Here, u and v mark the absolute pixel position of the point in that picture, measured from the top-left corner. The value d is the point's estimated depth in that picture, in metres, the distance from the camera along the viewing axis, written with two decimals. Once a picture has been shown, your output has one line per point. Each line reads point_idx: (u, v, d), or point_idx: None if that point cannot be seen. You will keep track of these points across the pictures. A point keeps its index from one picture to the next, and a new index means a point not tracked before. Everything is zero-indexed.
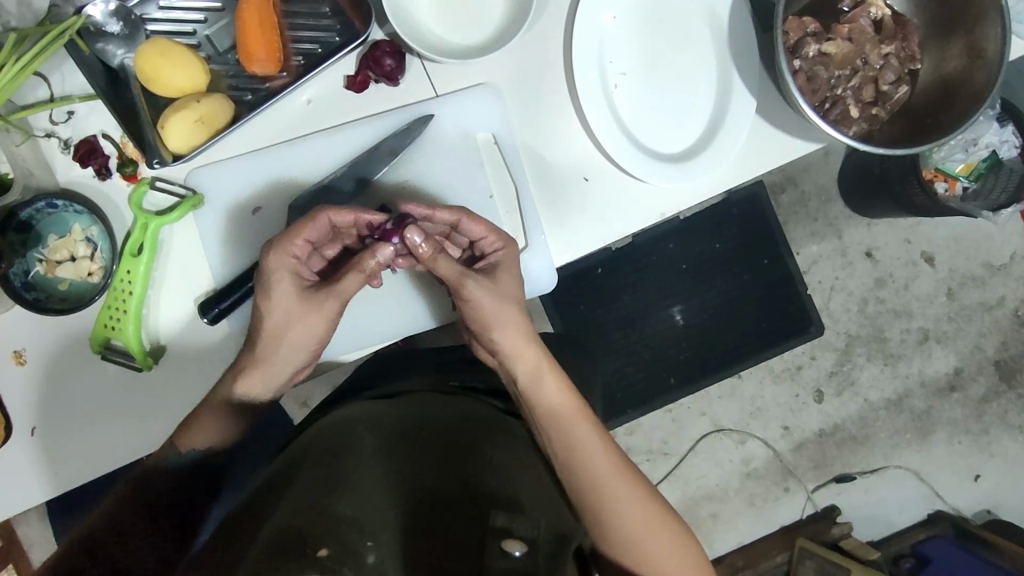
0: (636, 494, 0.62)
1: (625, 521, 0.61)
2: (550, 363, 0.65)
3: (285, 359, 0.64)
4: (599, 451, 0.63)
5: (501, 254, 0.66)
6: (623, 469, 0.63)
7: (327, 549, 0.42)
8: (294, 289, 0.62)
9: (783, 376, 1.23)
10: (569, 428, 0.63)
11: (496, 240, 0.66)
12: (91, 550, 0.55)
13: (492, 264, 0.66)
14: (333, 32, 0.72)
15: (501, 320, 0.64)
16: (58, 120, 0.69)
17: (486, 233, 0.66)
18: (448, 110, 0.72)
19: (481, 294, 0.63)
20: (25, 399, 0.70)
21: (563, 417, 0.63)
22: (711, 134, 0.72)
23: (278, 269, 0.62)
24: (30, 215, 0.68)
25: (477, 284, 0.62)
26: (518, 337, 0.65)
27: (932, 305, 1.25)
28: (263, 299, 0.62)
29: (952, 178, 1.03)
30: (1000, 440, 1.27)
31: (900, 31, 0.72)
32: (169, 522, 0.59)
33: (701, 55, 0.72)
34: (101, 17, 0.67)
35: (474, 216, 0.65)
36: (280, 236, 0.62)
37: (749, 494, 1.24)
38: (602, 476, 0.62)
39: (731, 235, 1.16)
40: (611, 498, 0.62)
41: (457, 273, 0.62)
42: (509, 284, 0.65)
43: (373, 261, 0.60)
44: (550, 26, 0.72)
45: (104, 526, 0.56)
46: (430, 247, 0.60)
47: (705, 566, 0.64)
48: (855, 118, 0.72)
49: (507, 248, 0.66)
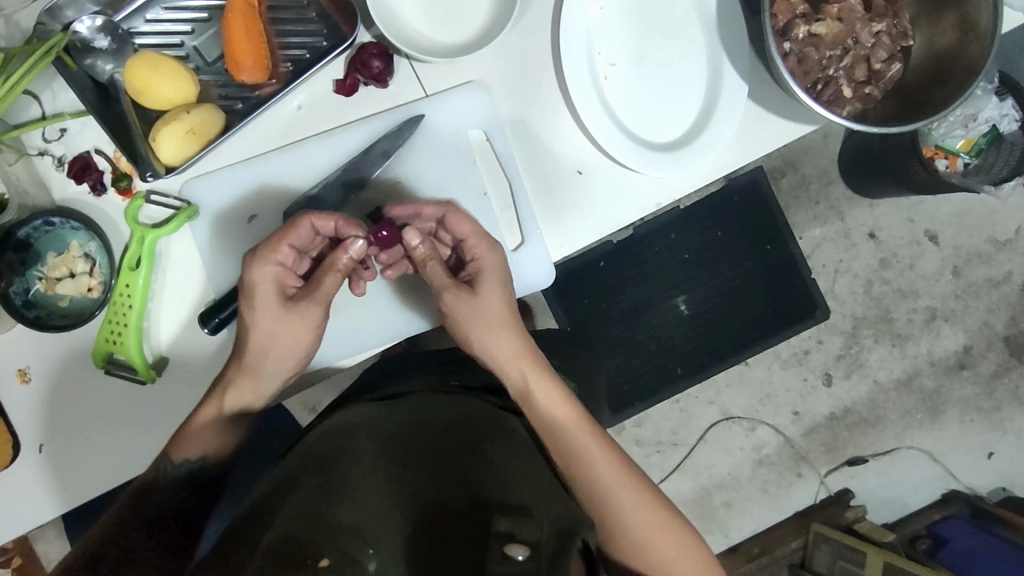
0: (640, 501, 0.62)
1: (633, 528, 0.61)
2: (545, 369, 0.66)
3: (264, 362, 0.64)
4: (602, 460, 0.63)
5: (482, 260, 0.67)
6: (627, 478, 0.63)
7: (328, 559, 0.42)
8: (278, 301, 0.62)
9: (791, 361, 1.23)
10: (572, 434, 0.63)
11: (478, 244, 0.67)
12: (94, 564, 0.53)
13: (472, 273, 0.68)
14: (321, 37, 0.71)
15: (493, 324, 0.65)
16: (51, 137, 0.69)
17: (470, 233, 0.67)
18: (440, 109, 0.72)
19: (457, 306, 0.66)
20: (31, 416, 0.71)
21: (563, 427, 0.63)
22: (704, 120, 0.72)
23: (264, 277, 0.62)
24: (28, 233, 0.69)
25: (457, 301, 0.65)
26: (516, 341, 0.66)
27: (938, 283, 1.24)
28: (247, 311, 0.63)
29: (952, 155, 1.02)
30: (1013, 417, 1.26)
31: (890, 8, 0.71)
32: (171, 538, 0.58)
33: (690, 43, 0.71)
34: (88, 32, 0.67)
35: (459, 212, 0.67)
36: (264, 243, 0.62)
37: (762, 480, 1.24)
38: (607, 483, 0.62)
39: (731, 222, 1.15)
40: (616, 503, 0.61)
41: (444, 282, 0.65)
42: (493, 296, 0.66)
43: (345, 257, 0.61)
44: (537, 20, 0.71)
45: (103, 539, 0.56)
46: (427, 248, 0.64)
47: (713, 567, 0.64)
48: (848, 98, 0.72)
49: (489, 252, 0.67)
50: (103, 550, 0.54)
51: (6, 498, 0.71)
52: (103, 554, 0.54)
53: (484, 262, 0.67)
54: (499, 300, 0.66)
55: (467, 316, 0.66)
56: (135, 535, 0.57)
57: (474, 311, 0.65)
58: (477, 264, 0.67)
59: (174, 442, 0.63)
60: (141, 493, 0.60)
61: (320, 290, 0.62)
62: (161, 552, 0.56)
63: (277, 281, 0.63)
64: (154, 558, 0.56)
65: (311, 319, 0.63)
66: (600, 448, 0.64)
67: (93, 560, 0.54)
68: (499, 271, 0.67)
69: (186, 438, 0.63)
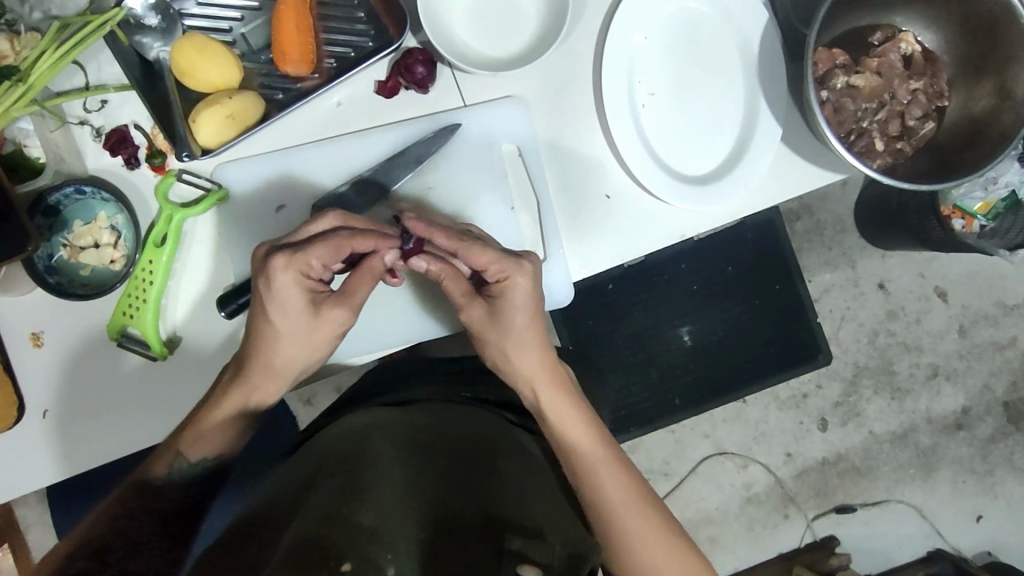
0: (648, 524, 0.63)
1: (638, 548, 0.62)
2: (557, 387, 0.66)
3: (281, 355, 0.63)
4: (611, 479, 0.64)
5: (506, 283, 0.64)
6: (637, 501, 0.64)
7: (350, 564, 0.43)
8: (307, 309, 0.61)
9: (788, 403, 1.23)
10: (578, 453, 0.64)
11: (502, 268, 0.63)
12: (100, 554, 0.55)
13: (495, 292, 0.65)
14: (366, 38, 0.72)
15: (511, 340, 0.65)
16: (91, 108, 0.70)
17: (490, 260, 0.63)
18: (478, 120, 0.73)
19: (478, 313, 0.65)
20: (39, 380, 0.71)
21: (575, 446, 0.64)
22: (736, 159, 0.72)
23: (293, 287, 0.60)
24: (58, 199, 0.69)
25: (478, 315, 0.65)
26: (533, 360, 0.66)
27: (943, 341, 1.24)
28: (274, 313, 0.61)
29: (969, 216, 1.03)
30: (1005, 482, 1.25)
31: (929, 67, 0.73)
32: (178, 531, 0.59)
33: (729, 81, 0.72)
34: (141, 9, 0.68)
35: (475, 244, 0.63)
36: (296, 252, 0.59)
37: (748, 519, 1.24)
38: (616, 502, 0.63)
39: (744, 259, 1.15)
40: (624, 524, 0.63)
41: (463, 296, 0.64)
42: (517, 316, 0.65)
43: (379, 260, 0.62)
44: (580, 43, 0.72)
45: (109, 531, 0.57)
46: (438, 269, 0.63)
47: None
48: (879, 151, 0.72)
49: (513, 277, 0.64)
50: (109, 540, 0.56)
51: (4, 461, 0.71)
52: (109, 542, 0.56)
53: (511, 286, 0.64)
54: (522, 322, 0.65)
55: (487, 330, 0.66)
56: (147, 530, 0.58)
57: (496, 328, 0.65)
58: (501, 286, 0.64)
59: (187, 437, 0.64)
60: (142, 491, 0.61)
61: (354, 296, 0.62)
62: (164, 541, 0.58)
63: (303, 290, 0.60)
64: (156, 548, 0.57)
65: (337, 326, 0.63)
66: (613, 468, 0.64)
67: (97, 549, 0.55)
68: (527, 294, 0.64)
69: (196, 436, 0.64)
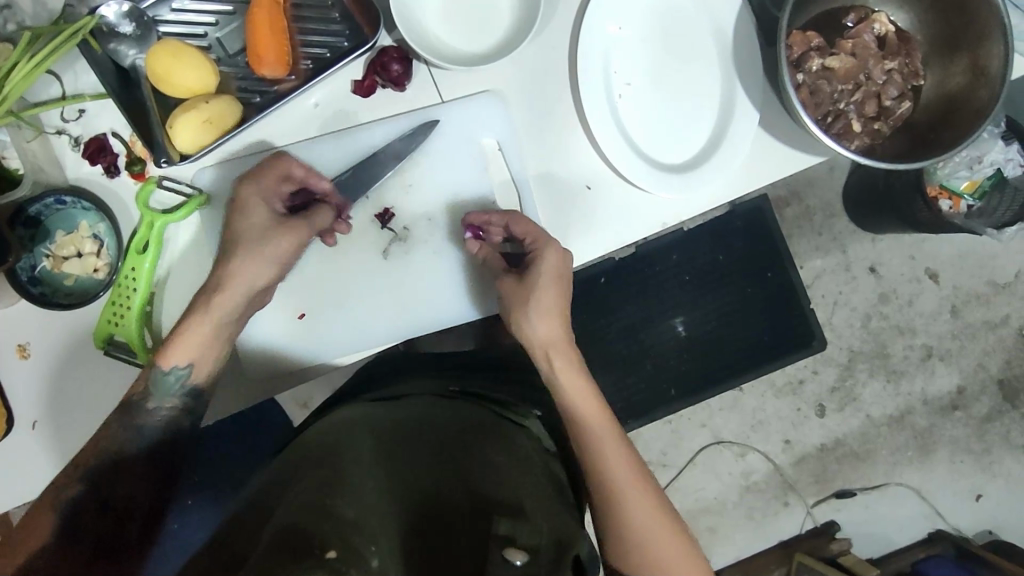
0: (647, 506, 0.62)
1: (635, 527, 0.61)
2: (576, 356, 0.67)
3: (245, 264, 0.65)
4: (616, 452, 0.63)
5: (541, 253, 0.67)
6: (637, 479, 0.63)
7: (335, 552, 0.44)
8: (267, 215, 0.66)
9: (785, 390, 1.23)
10: (584, 421, 0.64)
11: (539, 237, 0.68)
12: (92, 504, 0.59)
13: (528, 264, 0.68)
14: (341, 38, 0.72)
15: (538, 303, 0.66)
16: (69, 117, 0.70)
17: (529, 231, 0.68)
18: (454, 118, 0.73)
19: (509, 288, 0.68)
20: (26, 392, 0.71)
21: (586, 419, 0.64)
22: (715, 145, 0.73)
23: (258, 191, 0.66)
24: (39, 210, 0.70)
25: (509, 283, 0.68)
26: (552, 327, 0.67)
27: (936, 322, 1.24)
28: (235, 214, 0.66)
29: (956, 196, 1.03)
30: (1003, 460, 1.26)
31: (903, 47, 0.73)
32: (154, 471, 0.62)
33: (705, 68, 0.72)
34: (114, 17, 0.68)
35: (523, 218, 0.69)
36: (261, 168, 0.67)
37: (747, 508, 1.24)
38: (618, 478, 0.62)
39: (734, 247, 1.15)
40: (623, 503, 0.62)
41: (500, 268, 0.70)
42: (546, 288, 0.67)
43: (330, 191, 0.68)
44: (555, 36, 0.72)
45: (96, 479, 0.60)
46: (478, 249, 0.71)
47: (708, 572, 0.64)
48: (857, 133, 0.73)
49: (554, 249, 0.67)
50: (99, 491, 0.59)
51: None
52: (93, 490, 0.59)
53: (544, 258, 0.67)
54: (549, 288, 0.67)
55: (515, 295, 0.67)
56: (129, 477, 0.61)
57: (529, 288, 0.67)
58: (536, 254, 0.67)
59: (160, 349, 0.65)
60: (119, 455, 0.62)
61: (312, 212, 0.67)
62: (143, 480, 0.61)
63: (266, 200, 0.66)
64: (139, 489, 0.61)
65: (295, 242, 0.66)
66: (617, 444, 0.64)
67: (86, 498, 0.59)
68: (554, 270, 0.67)
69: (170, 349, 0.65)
